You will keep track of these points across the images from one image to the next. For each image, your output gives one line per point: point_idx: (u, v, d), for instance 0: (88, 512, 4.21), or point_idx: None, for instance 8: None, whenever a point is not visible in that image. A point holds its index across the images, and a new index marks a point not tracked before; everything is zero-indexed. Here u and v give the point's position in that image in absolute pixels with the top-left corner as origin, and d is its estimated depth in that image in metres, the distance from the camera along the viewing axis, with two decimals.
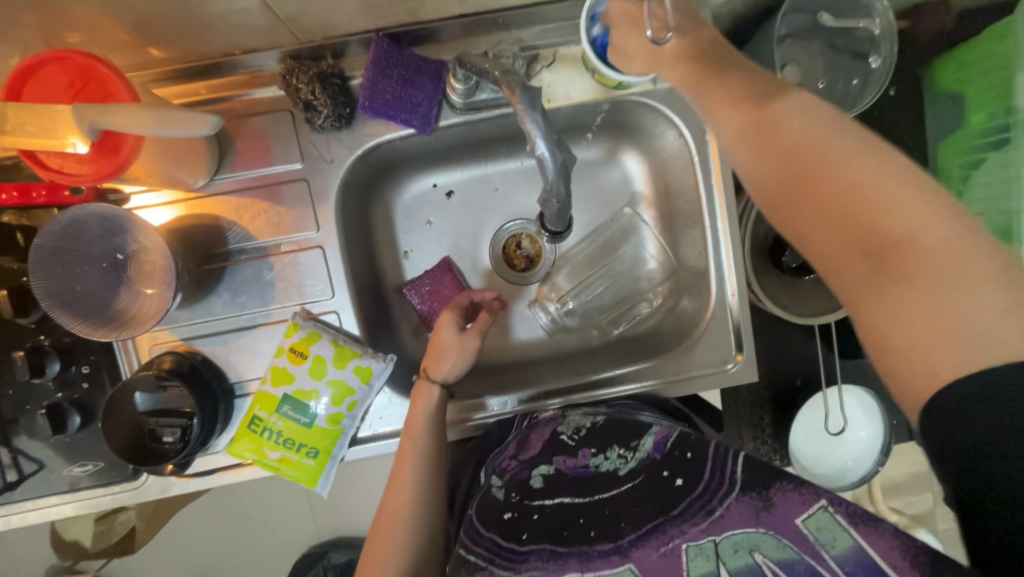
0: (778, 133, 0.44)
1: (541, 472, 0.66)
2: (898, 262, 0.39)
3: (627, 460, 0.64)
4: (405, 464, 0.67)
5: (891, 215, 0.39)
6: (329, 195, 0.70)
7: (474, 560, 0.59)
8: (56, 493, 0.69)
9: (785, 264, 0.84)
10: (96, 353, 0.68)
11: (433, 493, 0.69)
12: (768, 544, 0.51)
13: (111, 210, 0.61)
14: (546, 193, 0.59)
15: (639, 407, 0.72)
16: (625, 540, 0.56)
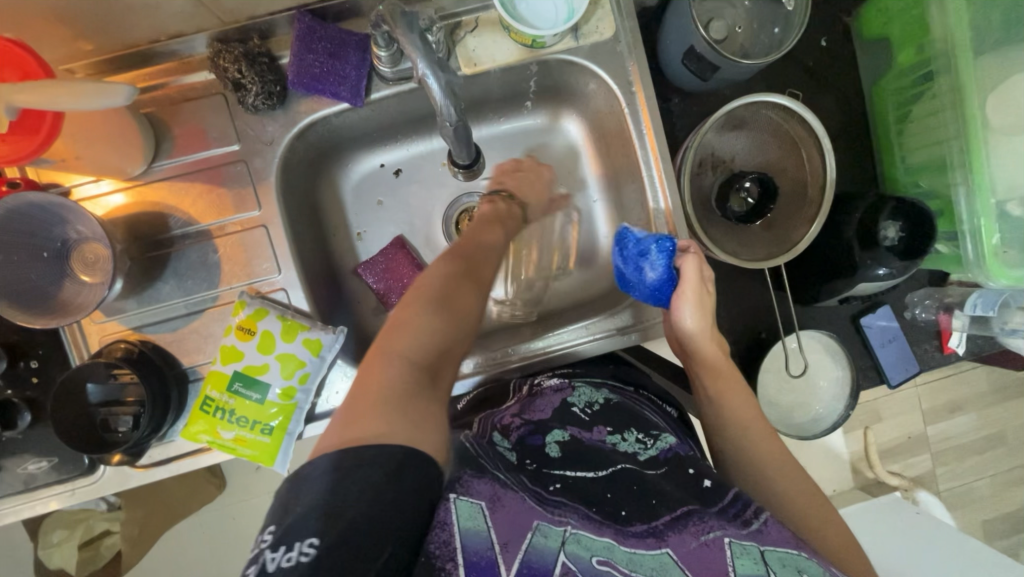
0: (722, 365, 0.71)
1: (555, 439, 0.63)
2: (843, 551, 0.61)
3: (646, 446, 0.64)
4: (473, 242, 0.70)
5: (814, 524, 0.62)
6: (269, 174, 0.71)
7: (503, 477, 0.54)
8: (13, 493, 0.69)
9: (732, 212, 0.85)
10: (43, 347, 0.68)
11: (475, 283, 0.66)
12: (811, 567, 0.51)
13: (47, 198, 0.61)
14: (439, 118, 0.61)
15: (635, 399, 0.74)
16: (660, 522, 0.53)
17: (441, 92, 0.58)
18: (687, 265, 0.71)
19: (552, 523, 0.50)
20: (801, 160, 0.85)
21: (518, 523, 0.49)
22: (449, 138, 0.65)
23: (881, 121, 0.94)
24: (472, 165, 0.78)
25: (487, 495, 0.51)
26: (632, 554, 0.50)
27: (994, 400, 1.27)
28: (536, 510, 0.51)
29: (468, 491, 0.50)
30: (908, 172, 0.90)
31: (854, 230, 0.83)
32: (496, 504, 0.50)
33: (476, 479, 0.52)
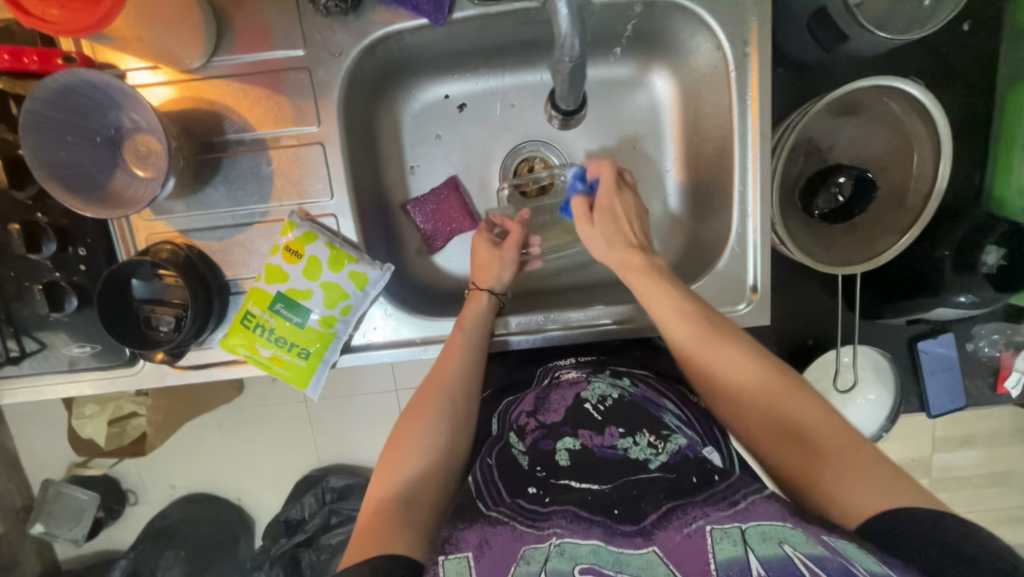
0: (641, 278, 0.65)
1: (565, 446, 0.57)
2: (829, 456, 0.50)
3: (658, 451, 0.55)
4: (451, 350, 0.66)
5: (802, 429, 0.52)
6: (332, 88, 0.66)
7: (496, 515, 0.50)
8: (58, 371, 0.71)
9: (816, 209, 0.79)
10: (92, 236, 0.67)
11: (461, 397, 0.63)
12: (797, 538, 0.43)
13: (102, 77, 0.57)
14: (557, 49, 0.56)
15: (662, 391, 0.66)
16: (647, 522, 0.48)
17: (569, 19, 0.53)
18: (598, 171, 0.70)
19: (537, 544, 0.47)
20: (909, 162, 0.76)
21: (505, 558, 0.46)
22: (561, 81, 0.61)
23: (1008, 127, 0.81)
24: (574, 115, 0.74)
25: (475, 542, 0.48)
26: (618, 553, 0.45)
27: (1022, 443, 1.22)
28: (528, 536, 0.48)
29: (457, 548, 0.48)
30: (1020, 194, 0.79)
31: (949, 250, 0.76)
32: (484, 550, 0.47)
33: (463, 529, 0.49)
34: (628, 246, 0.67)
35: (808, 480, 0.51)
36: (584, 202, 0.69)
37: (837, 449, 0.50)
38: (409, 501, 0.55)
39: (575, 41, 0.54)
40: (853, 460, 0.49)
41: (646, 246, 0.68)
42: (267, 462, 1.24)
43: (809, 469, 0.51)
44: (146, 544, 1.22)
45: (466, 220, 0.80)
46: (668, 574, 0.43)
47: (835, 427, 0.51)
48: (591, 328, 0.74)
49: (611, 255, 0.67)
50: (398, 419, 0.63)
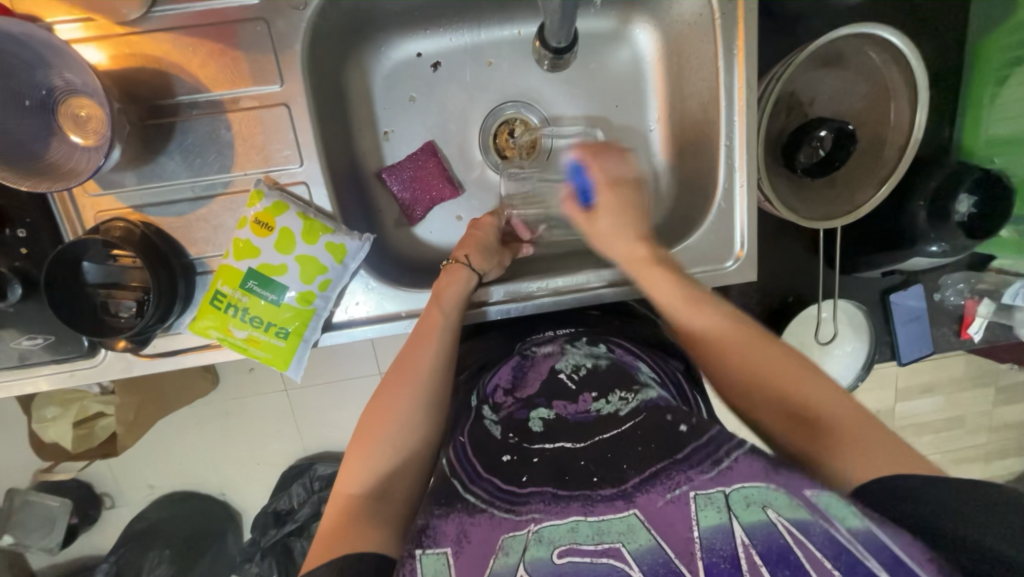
0: (648, 270, 0.62)
1: (540, 414, 0.55)
2: (835, 437, 0.49)
3: (629, 401, 0.54)
4: (428, 337, 0.61)
5: (810, 407, 0.51)
6: (294, 42, 0.60)
7: (472, 501, 0.47)
8: (7, 367, 0.65)
9: (798, 164, 0.78)
10: (32, 215, 0.60)
11: (438, 389, 0.60)
12: (781, 502, 0.41)
13: (27, 30, 0.50)
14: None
15: (635, 353, 0.64)
16: (629, 485, 0.45)
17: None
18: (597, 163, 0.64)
19: (515, 532, 0.45)
20: (885, 113, 0.76)
21: (486, 549, 0.45)
22: (551, 13, 0.57)
23: (977, 78, 0.82)
24: (566, 53, 0.68)
25: (453, 536, 0.45)
26: (599, 523, 0.44)
27: (978, 387, 1.30)
28: (506, 524, 0.45)
29: (434, 541, 0.45)
30: (990, 143, 0.81)
31: (924, 200, 0.78)
32: (463, 545, 0.45)
33: (439, 521, 0.46)
34: (636, 237, 0.63)
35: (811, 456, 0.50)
36: (576, 206, 0.65)
37: (844, 429, 0.49)
38: (380, 495, 0.53)
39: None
40: (853, 434, 0.48)
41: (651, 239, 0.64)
42: (249, 454, 1.20)
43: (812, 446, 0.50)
44: (127, 546, 1.17)
45: (446, 187, 0.76)
46: (651, 540, 0.42)
47: (844, 410, 0.50)
48: (581, 292, 0.72)
49: (615, 246, 0.64)
50: (368, 404, 0.59)
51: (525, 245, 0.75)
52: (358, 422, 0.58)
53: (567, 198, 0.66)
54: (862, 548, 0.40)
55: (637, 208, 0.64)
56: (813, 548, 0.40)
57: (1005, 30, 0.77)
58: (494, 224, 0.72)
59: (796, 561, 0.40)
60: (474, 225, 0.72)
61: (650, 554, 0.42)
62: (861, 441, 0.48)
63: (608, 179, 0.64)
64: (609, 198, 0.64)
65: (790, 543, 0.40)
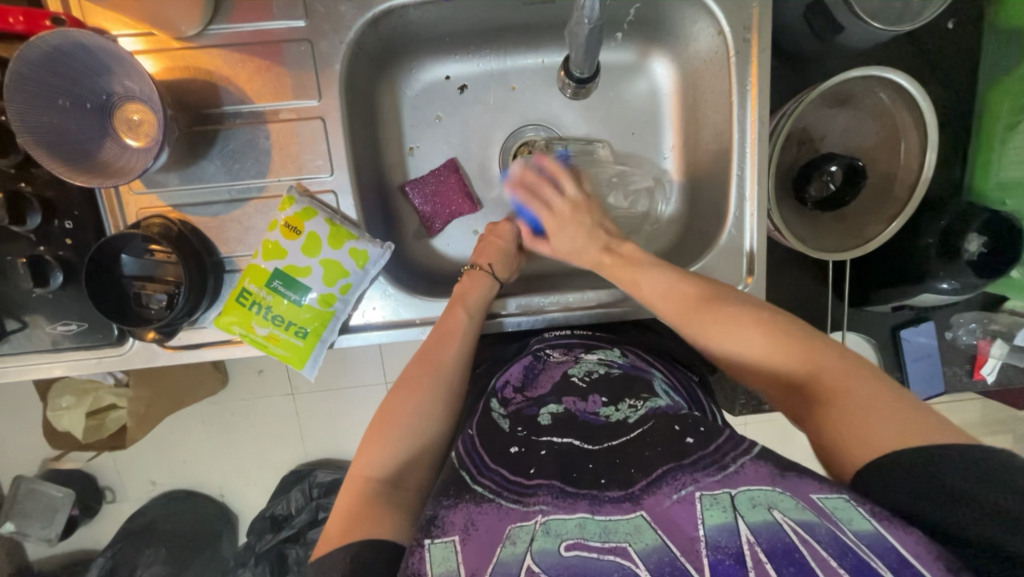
0: (623, 270, 0.67)
1: (550, 411, 0.57)
2: (826, 398, 0.51)
3: (637, 409, 0.55)
4: (452, 336, 0.64)
5: (801, 367, 0.53)
6: (334, 61, 0.65)
7: (480, 491, 0.48)
8: (39, 351, 0.68)
9: (808, 197, 0.80)
10: (80, 209, 0.64)
11: (458, 382, 0.62)
12: (786, 503, 0.42)
13: (96, 41, 0.55)
14: (577, 11, 0.56)
15: (650, 362, 0.67)
16: (635, 488, 0.45)
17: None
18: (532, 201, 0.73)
19: (522, 522, 0.45)
20: (896, 152, 0.78)
21: (491, 538, 0.45)
22: (578, 46, 0.61)
23: (986, 123, 0.83)
24: (588, 83, 0.74)
25: (461, 525, 0.46)
26: (606, 522, 0.43)
27: (991, 434, 1.27)
28: (513, 513, 0.46)
29: (442, 530, 0.46)
30: (1000, 186, 0.82)
31: (933, 237, 0.79)
32: (469, 533, 0.45)
33: (448, 510, 0.47)
34: (599, 248, 0.70)
35: (808, 418, 0.52)
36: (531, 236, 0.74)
37: (835, 391, 0.50)
38: (396, 482, 0.54)
39: (597, 2, 0.53)
40: (847, 393, 0.49)
41: (614, 245, 0.70)
42: (253, 455, 1.21)
43: (808, 410, 0.52)
44: (125, 540, 1.18)
45: (466, 202, 0.79)
46: (657, 540, 0.42)
47: (838, 370, 0.51)
48: (592, 309, 0.74)
49: (582, 259, 0.71)
50: (382, 405, 0.60)
51: None
52: (374, 415, 0.60)
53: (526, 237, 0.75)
54: (866, 548, 0.39)
55: (586, 225, 0.71)
56: (819, 548, 0.39)
57: (1012, 79, 0.80)
58: (512, 231, 0.76)
59: (803, 560, 0.39)
60: (493, 229, 0.76)
61: (656, 555, 0.41)
62: (857, 400, 0.49)
63: (550, 214, 0.72)
64: (551, 225, 0.72)
65: (796, 542, 0.40)
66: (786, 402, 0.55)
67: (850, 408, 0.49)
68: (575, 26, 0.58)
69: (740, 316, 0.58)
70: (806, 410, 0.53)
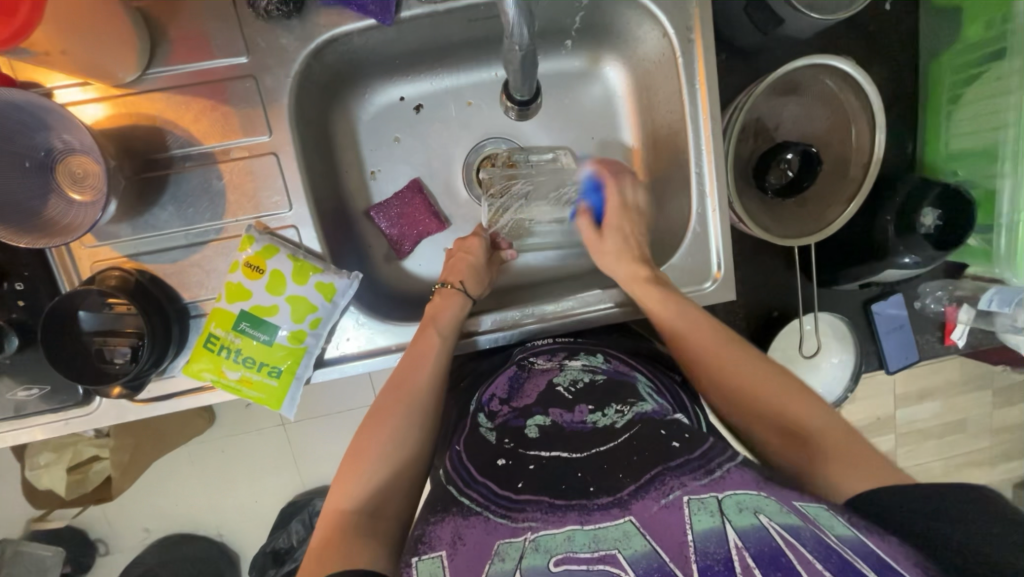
0: (656, 300, 0.66)
1: (536, 422, 0.57)
2: (828, 452, 0.52)
3: (623, 413, 0.55)
4: (425, 354, 0.64)
5: (805, 420, 0.55)
6: (281, 95, 0.64)
7: (467, 504, 0.49)
8: (2, 418, 0.66)
9: (768, 185, 0.81)
10: (30, 268, 0.63)
11: (433, 403, 0.62)
12: (772, 507, 0.42)
13: (27, 98, 0.54)
14: (508, 39, 0.55)
15: (632, 365, 0.67)
16: (624, 493, 0.46)
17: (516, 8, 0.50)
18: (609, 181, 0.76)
19: (510, 538, 0.45)
20: (848, 135, 0.80)
21: (479, 556, 0.45)
22: (514, 72, 0.61)
23: (933, 97, 0.86)
24: (531, 104, 0.74)
25: (448, 540, 0.46)
26: (595, 530, 0.43)
27: (969, 391, 1.31)
28: (501, 529, 0.46)
29: (430, 547, 0.46)
30: (951, 158, 0.86)
31: (892, 214, 0.81)
32: (457, 547, 0.46)
33: (435, 527, 0.48)
34: (633, 261, 0.71)
35: (806, 473, 0.53)
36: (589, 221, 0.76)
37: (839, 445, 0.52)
38: (375, 512, 0.54)
39: (524, 28, 0.52)
40: (849, 451, 0.51)
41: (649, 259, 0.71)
42: (246, 492, 1.19)
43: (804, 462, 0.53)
44: None
45: (433, 222, 0.79)
46: (646, 546, 0.41)
47: (838, 428, 0.53)
48: (568, 318, 0.74)
49: (618, 267, 0.71)
50: (358, 431, 0.60)
51: (507, 252, 0.79)
52: (349, 445, 0.59)
53: (582, 210, 0.76)
54: (849, 551, 0.40)
55: (635, 233, 0.74)
56: (805, 551, 0.39)
57: (952, 53, 0.83)
58: (480, 243, 0.75)
59: (790, 565, 0.38)
60: (461, 245, 0.75)
61: (645, 560, 0.41)
62: (860, 459, 0.50)
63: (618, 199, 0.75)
64: (617, 208, 0.74)
65: (782, 545, 0.39)
66: (779, 452, 0.56)
67: (854, 463, 0.50)
68: (507, 51, 0.57)
69: (754, 363, 0.60)
70: (799, 463, 0.54)
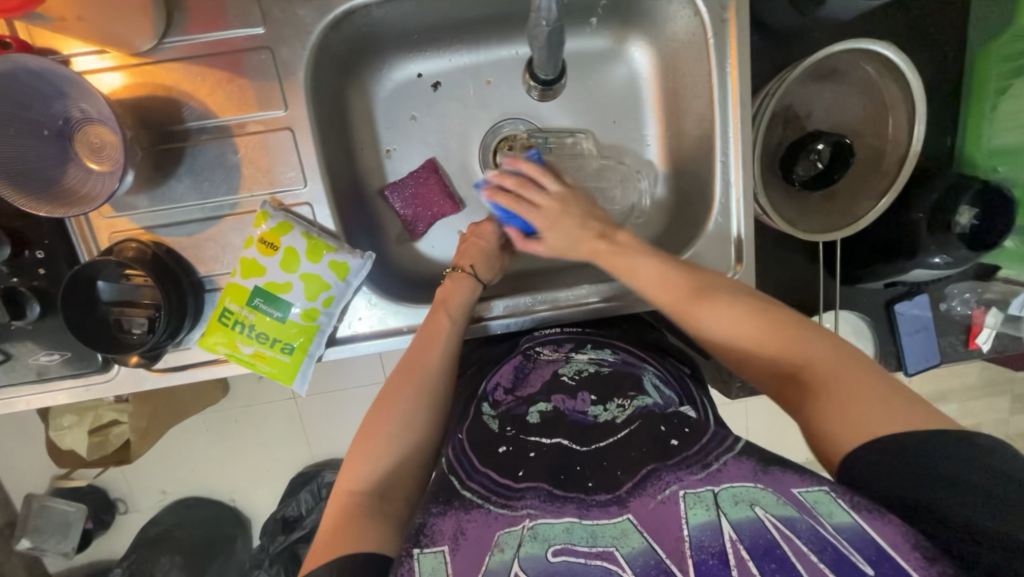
0: (619, 259, 0.63)
1: (539, 409, 0.57)
2: (827, 391, 0.49)
3: (625, 408, 0.54)
4: (434, 341, 0.63)
5: (801, 352, 0.52)
6: (297, 68, 0.63)
7: (468, 497, 0.48)
8: (25, 382, 0.68)
9: (796, 177, 0.78)
10: (50, 238, 0.63)
11: (444, 386, 0.62)
12: (768, 500, 0.42)
13: (46, 65, 0.53)
14: (534, 13, 0.54)
15: (641, 357, 0.66)
16: (622, 490, 0.45)
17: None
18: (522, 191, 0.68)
19: (510, 528, 0.45)
20: (884, 126, 0.76)
21: (479, 545, 0.45)
22: (539, 48, 0.59)
23: (976, 89, 0.81)
24: (554, 83, 0.73)
25: (450, 534, 0.46)
26: (593, 527, 0.43)
27: (989, 396, 1.28)
28: (501, 519, 0.46)
29: (431, 540, 0.46)
30: (991, 154, 0.81)
31: (924, 211, 0.77)
32: (459, 543, 0.45)
33: (437, 520, 0.47)
34: (591, 232, 0.66)
35: (806, 410, 0.50)
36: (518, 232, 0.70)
37: (836, 381, 0.49)
38: (383, 493, 0.54)
39: (552, 4, 0.52)
40: (851, 385, 0.48)
41: (608, 230, 0.66)
42: (258, 461, 1.22)
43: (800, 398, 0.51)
44: (139, 551, 1.19)
45: (447, 203, 0.78)
46: (643, 543, 0.42)
47: (837, 358, 0.50)
48: (581, 310, 0.73)
49: (578, 249, 0.66)
50: (364, 417, 0.60)
51: None
52: (359, 425, 0.60)
53: (517, 241, 0.70)
54: (848, 545, 0.39)
55: (577, 215, 0.66)
56: (800, 543, 0.39)
57: (999, 43, 0.77)
58: (494, 229, 0.74)
59: (784, 556, 0.39)
60: (472, 232, 0.74)
61: (642, 557, 0.41)
62: (857, 390, 0.47)
63: (518, 192, 0.68)
64: (544, 224, 0.67)
65: (778, 538, 0.40)
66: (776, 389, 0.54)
67: (856, 396, 0.47)
68: (534, 26, 0.56)
69: (737, 303, 0.56)
70: (797, 400, 0.51)
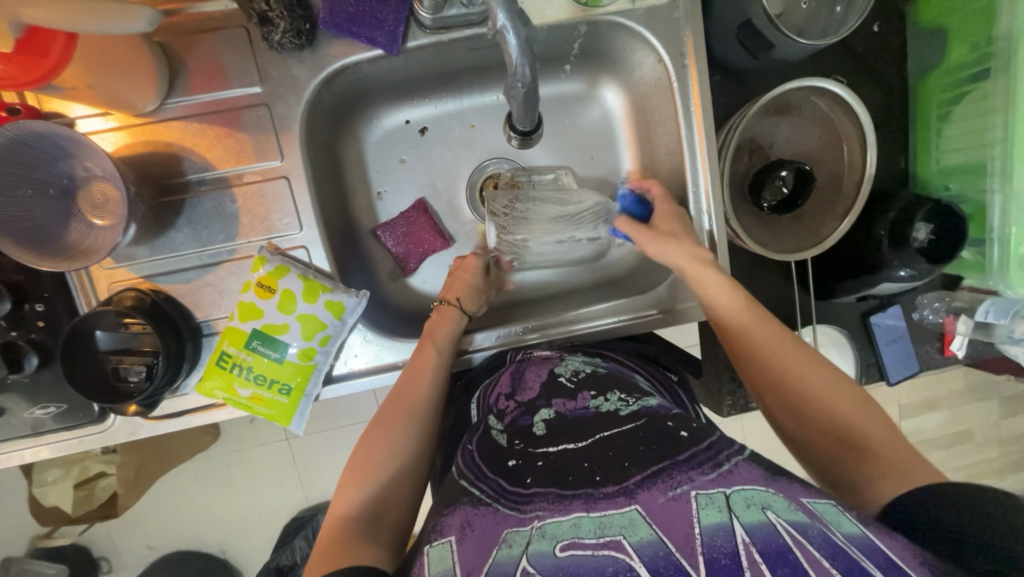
0: (700, 278, 0.65)
1: (541, 417, 0.58)
2: (875, 457, 0.52)
3: (629, 402, 0.56)
4: (424, 369, 0.65)
5: (854, 421, 0.54)
6: (293, 121, 0.67)
7: (478, 495, 0.51)
8: (20, 437, 0.68)
9: (764, 203, 0.83)
10: (50, 290, 0.65)
11: (433, 417, 0.63)
12: (779, 504, 0.42)
13: (54, 128, 0.56)
14: (510, 77, 0.59)
15: (631, 368, 0.70)
16: (630, 481, 0.46)
17: (519, 49, 0.55)
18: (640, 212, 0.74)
19: (518, 527, 0.46)
20: (840, 153, 0.82)
21: (486, 542, 0.46)
22: (517, 105, 0.64)
23: (921, 116, 0.89)
24: (532, 135, 0.76)
25: (457, 527, 0.48)
26: (601, 518, 0.44)
27: (975, 401, 1.31)
28: (509, 520, 0.47)
29: (440, 534, 0.48)
30: (942, 173, 0.88)
31: (886, 228, 0.83)
32: (465, 534, 0.47)
33: (446, 516, 0.50)
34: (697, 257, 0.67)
35: (857, 479, 0.52)
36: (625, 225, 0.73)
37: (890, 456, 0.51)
38: (374, 518, 0.55)
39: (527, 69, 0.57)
40: (894, 458, 0.51)
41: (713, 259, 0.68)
42: (251, 506, 1.19)
43: (854, 462, 0.53)
44: None
45: (438, 240, 0.81)
46: (653, 534, 0.42)
47: (889, 436, 0.53)
48: (572, 329, 0.75)
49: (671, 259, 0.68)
50: (359, 440, 0.61)
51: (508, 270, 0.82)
52: (351, 454, 0.60)
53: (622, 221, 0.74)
54: (856, 548, 0.40)
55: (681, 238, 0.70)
56: (812, 549, 0.39)
57: (938, 74, 0.86)
58: (478, 262, 0.78)
59: (797, 562, 0.38)
60: (460, 264, 0.78)
61: (650, 548, 0.41)
62: (909, 466, 0.50)
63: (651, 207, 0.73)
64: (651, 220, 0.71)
65: (790, 543, 0.39)
66: (833, 458, 0.55)
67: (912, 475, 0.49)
68: (517, 96, 0.62)
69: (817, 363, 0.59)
70: (851, 464, 0.53)
